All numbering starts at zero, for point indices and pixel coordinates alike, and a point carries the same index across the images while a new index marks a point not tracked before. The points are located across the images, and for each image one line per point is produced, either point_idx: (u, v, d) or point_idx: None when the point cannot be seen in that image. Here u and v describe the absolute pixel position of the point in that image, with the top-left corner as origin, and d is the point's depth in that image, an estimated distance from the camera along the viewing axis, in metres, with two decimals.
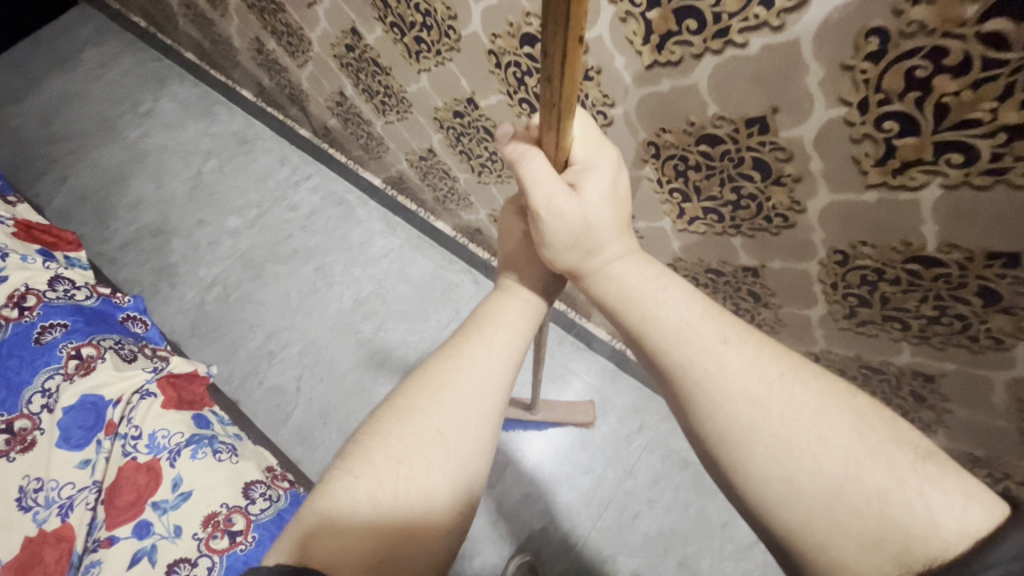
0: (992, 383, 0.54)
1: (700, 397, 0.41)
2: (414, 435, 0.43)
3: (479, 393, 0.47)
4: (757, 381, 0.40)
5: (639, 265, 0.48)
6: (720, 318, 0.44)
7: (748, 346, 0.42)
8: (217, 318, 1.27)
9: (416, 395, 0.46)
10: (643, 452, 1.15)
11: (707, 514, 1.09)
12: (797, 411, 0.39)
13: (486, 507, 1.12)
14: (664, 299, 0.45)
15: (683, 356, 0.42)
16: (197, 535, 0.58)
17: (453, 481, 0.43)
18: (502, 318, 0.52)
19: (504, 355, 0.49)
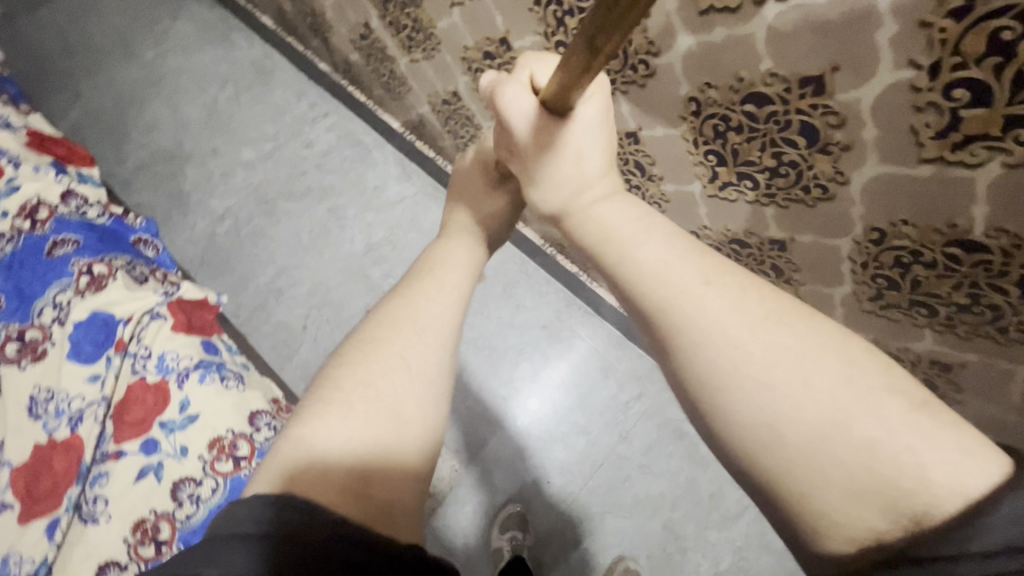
0: (1013, 376, 0.53)
1: (680, 341, 0.38)
2: (374, 364, 0.43)
3: (435, 327, 0.47)
4: (739, 324, 0.37)
5: (624, 204, 0.46)
6: (699, 255, 0.40)
7: (728, 286, 0.38)
8: (227, 250, 1.26)
9: (377, 327, 0.46)
10: (640, 419, 1.16)
11: (697, 484, 1.12)
12: (778, 356, 0.36)
13: (481, 457, 1.15)
14: (641, 243, 0.42)
15: (659, 299, 0.39)
16: (202, 455, 0.64)
17: (420, 404, 0.43)
18: (451, 259, 0.52)
19: (454, 293, 0.49)
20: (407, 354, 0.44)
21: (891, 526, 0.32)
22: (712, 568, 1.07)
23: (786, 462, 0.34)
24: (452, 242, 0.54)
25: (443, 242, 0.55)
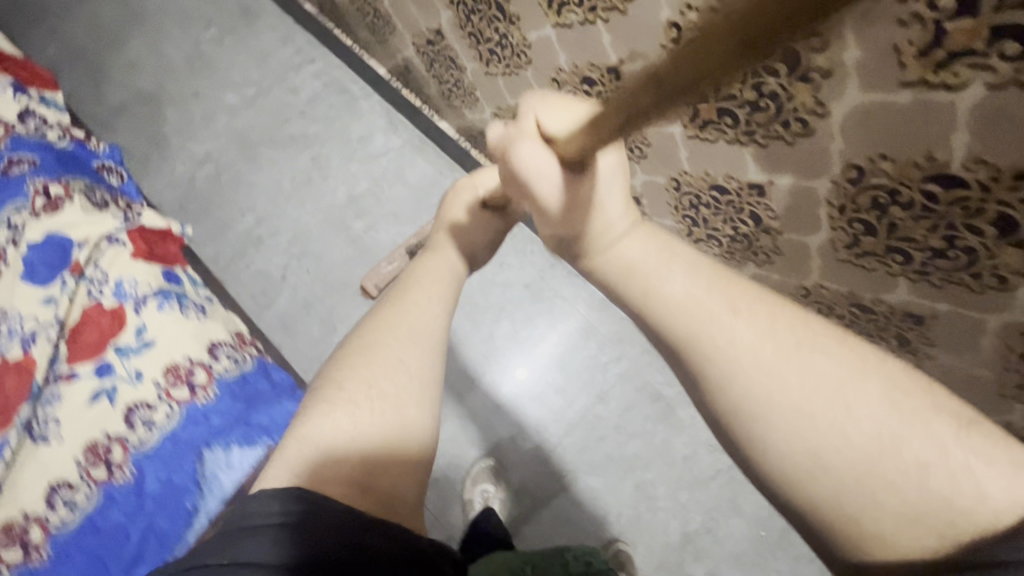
0: (984, 328, 0.50)
1: (715, 373, 0.38)
2: (376, 367, 0.46)
3: (426, 329, 0.50)
4: (772, 353, 0.37)
5: (644, 239, 0.43)
6: (725, 283, 0.40)
7: (760, 316, 0.38)
8: (207, 196, 1.24)
9: (369, 331, 0.50)
10: (618, 381, 1.16)
11: (671, 446, 1.12)
12: (819, 384, 0.36)
13: (458, 411, 1.14)
14: (668, 272, 0.40)
15: (692, 331, 0.38)
16: (157, 381, 0.68)
17: (420, 404, 0.47)
18: (440, 271, 0.56)
19: (439, 300, 0.53)
20: (396, 353, 0.47)
21: (941, 542, 0.34)
22: (680, 528, 1.09)
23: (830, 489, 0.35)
24: (438, 258, 0.59)
25: (430, 255, 0.59)
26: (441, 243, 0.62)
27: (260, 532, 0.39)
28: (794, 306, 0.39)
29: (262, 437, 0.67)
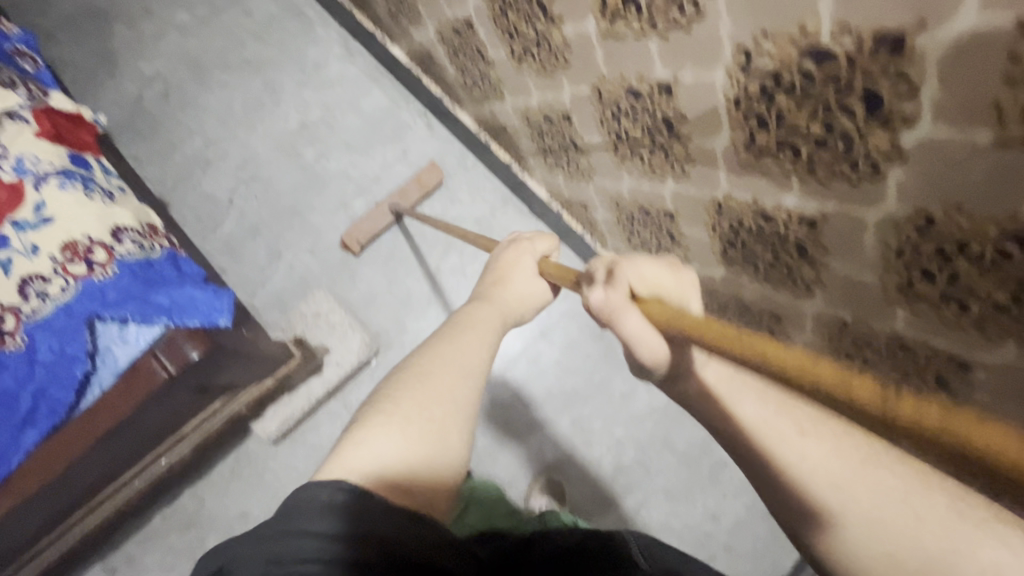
0: (865, 224, 0.50)
1: (789, 485, 0.41)
2: (427, 389, 0.47)
3: (469, 355, 0.51)
4: (843, 471, 0.40)
5: (721, 363, 0.46)
6: (791, 404, 0.43)
7: (820, 431, 0.42)
8: (155, 116, 1.21)
9: (422, 357, 0.50)
10: (562, 319, 1.19)
11: (610, 384, 1.15)
12: (880, 495, 0.39)
13: (400, 340, 1.14)
14: (741, 397, 0.44)
15: (769, 446, 0.42)
16: (54, 257, 0.58)
17: (463, 433, 0.47)
18: (480, 315, 0.57)
19: (486, 333, 0.55)
20: (444, 385, 0.48)
21: None
22: (614, 461, 1.12)
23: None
24: (481, 302, 0.59)
25: (473, 304, 0.59)
26: (486, 289, 0.62)
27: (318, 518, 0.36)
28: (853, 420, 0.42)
29: (162, 317, 0.57)
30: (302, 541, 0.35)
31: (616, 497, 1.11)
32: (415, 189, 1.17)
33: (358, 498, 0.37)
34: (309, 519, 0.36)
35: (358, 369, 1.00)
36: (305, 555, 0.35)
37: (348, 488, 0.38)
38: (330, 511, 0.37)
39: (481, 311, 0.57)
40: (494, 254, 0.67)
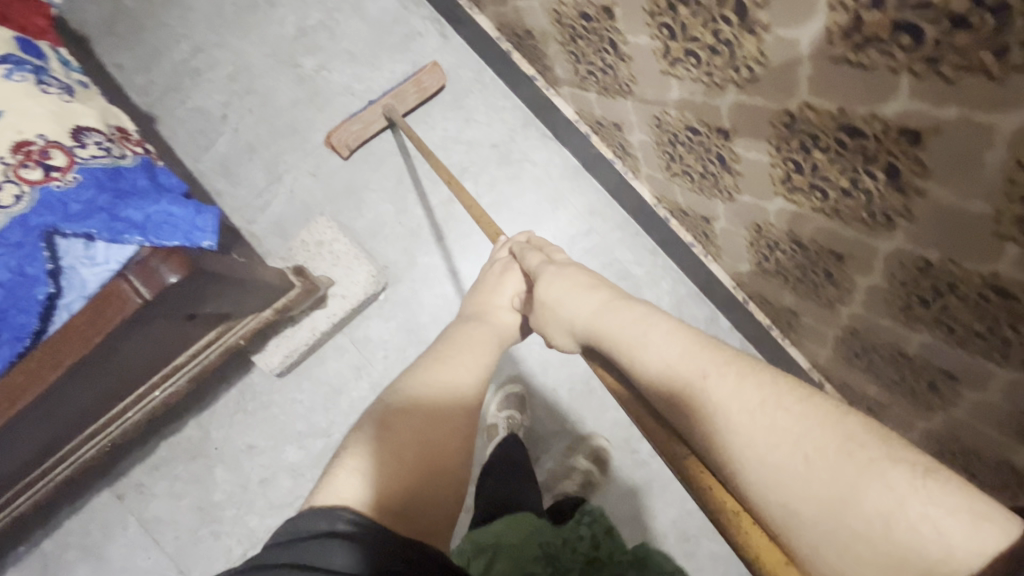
0: (994, 137, 0.40)
1: (693, 432, 0.43)
2: (422, 409, 0.54)
3: (460, 374, 0.58)
4: (738, 411, 0.40)
5: (629, 320, 0.51)
6: (713, 351, 0.44)
7: (728, 374, 0.42)
8: (137, 16, 1.08)
9: (427, 376, 0.57)
10: (584, 256, 1.08)
11: None
12: (777, 435, 0.38)
13: (410, 274, 1.06)
14: (648, 344, 0.47)
15: (672, 393, 0.44)
16: (4, 158, 0.49)
17: (457, 451, 0.54)
18: (480, 336, 0.64)
19: (480, 354, 0.62)
20: (440, 408, 0.54)
21: None
22: None
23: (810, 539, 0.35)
24: (482, 324, 0.66)
25: (474, 322, 0.67)
26: (482, 309, 0.68)
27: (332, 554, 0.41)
28: (747, 367, 0.42)
29: (135, 235, 0.49)
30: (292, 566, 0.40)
31: (634, 443, 1.07)
32: (413, 93, 1.05)
33: (357, 534, 0.43)
34: (306, 551, 0.41)
35: (365, 303, 0.93)
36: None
37: (347, 522, 0.44)
38: (326, 544, 0.41)
39: (481, 328, 0.66)
40: (498, 268, 0.73)
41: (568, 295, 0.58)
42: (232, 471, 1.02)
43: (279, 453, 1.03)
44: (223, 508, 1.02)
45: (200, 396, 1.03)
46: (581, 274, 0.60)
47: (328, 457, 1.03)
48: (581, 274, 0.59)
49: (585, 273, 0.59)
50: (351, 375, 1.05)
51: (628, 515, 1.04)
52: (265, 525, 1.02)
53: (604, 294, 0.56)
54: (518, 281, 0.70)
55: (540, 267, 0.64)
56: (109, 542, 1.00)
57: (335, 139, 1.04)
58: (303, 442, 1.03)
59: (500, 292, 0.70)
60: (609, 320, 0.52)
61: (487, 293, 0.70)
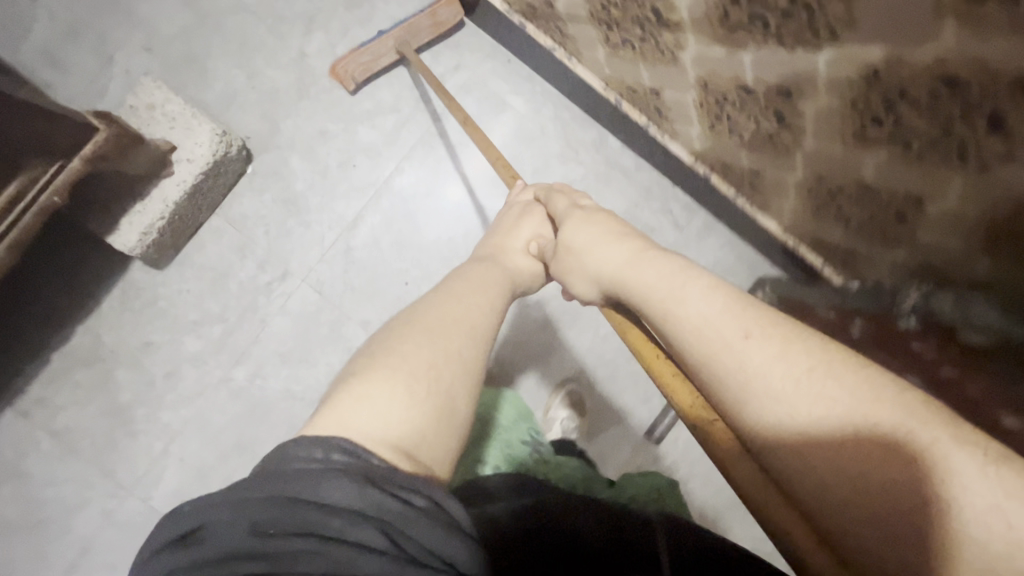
0: None
1: (726, 402, 0.40)
2: (429, 341, 0.52)
3: (469, 315, 0.57)
4: (785, 381, 0.37)
5: (662, 270, 0.49)
6: (755, 310, 0.41)
7: (775, 342, 0.39)
8: None
9: (433, 310, 0.56)
10: (458, 94, 1.03)
11: (521, 158, 1.04)
12: (834, 417, 0.35)
13: (277, 142, 1.00)
14: (687, 293, 0.45)
15: (708, 352, 0.41)
16: None
17: (461, 392, 0.52)
18: (490, 278, 0.65)
19: (491, 299, 0.62)
20: (452, 339, 0.54)
21: None
22: None
23: (851, 528, 0.34)
24: (488, 266, 0.68)
25: (484, 265, 0.68)
26: (493, 254, 0.71)
27: (326, 484, 0.40)
28: (814, 337, 0.38)
29: None
30: (296, 507, 0.39)
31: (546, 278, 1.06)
32: (426, 28, 0.98)
33: (350, 465, 0.42)
34: (306, 484, 0.40)
35: (216, 166, 0.89)
36: (305, 521, 0.38)
37: (344, 450, 0.43)
38: (326, 477, 0.40)
39: (493, 269, 0.67)
40: (509, 212, 0.78)
41: (592, 244, 0.58)
42: (134, 371, 1.00)
43: (178, 346, 1.01)
44: (133, 408, 1.00)
45: (82, 303, 0.99)
46: (606, 225, 0.60)
47: (230, 341, 1.01)
48: (606, 218, 0.61)
49: (613, 222, 0.60)
50: (235, 256, 1.01)
51: (543, 346, 1.04)
52: (181, 419, 1.01)
53: (632, 245, 0.55)
54: (536, 226, 0.74)
55: (567, 212, 0.67)
56: (24, 461, 0.99)
57: (338, 69, 0.96)
58: (200, 331, 1.01)
59: (516, 235, 0.74)
60: (636, 275, 0.51)
61: (503, 237, 0.74)
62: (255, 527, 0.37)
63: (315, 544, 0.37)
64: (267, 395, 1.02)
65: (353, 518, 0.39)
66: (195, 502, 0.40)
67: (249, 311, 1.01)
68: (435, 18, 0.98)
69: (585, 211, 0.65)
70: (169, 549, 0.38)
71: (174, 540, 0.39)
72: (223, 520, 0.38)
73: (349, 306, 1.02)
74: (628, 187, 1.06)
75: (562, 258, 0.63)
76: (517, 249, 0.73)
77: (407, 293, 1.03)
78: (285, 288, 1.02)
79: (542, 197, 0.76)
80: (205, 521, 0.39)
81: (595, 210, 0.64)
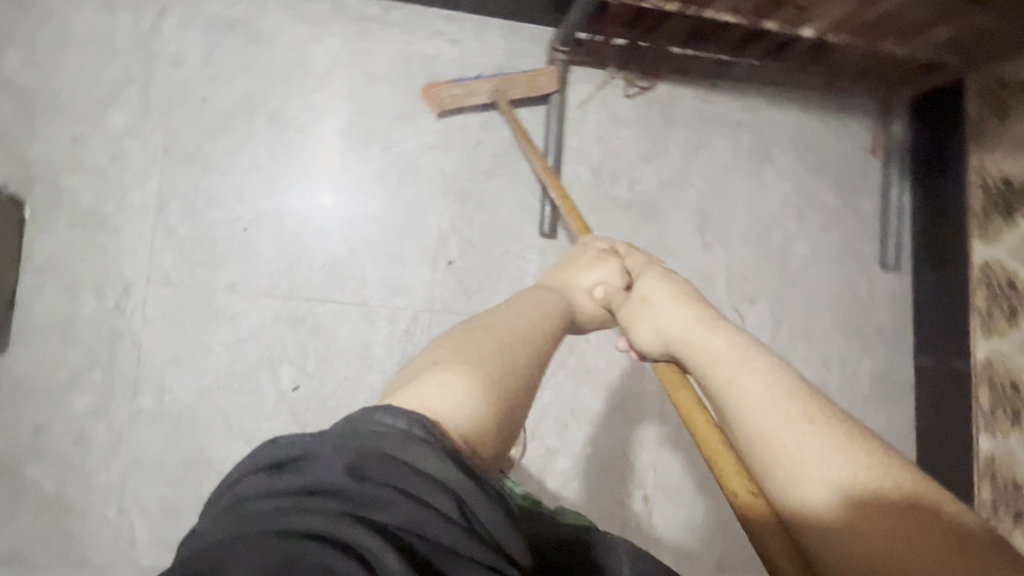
0: None
1: (770, 462, 0.48)
2: (504, 351, 0.55)
3: (539, 331, 0.61)
4: (835, 464, 0.45)
5: (728, 350, 0.56)
6: (819, 407, 0.49)
7: (824, 427, 0.47)
8: None
9: (503, 318, 0.61)
10: (180, 34, 0.99)
11: (275, 60, 1.02)
12: (863, 502, 0.43)
13: (37, 172, 0.95)
14: (752, 372, 0.52)
15: (765, 425, 0.49)
16: None
17: (519, 398, 0.54)
18: (550, 291, 0.72)
19: (554, 314, 0.67)
20: (516, 343, 0.57)
21: None
22: (334, 120, 1.04)
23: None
24: (547, 288, 0.73)
25: (544, 283, 0.74)
26: (563, 275, 0.77)
27: (421, 452, 0.39)
28: (866, 443, 0.46)
29: None
30: (390, 461, 0.38)
31: (367, 151, 1.05)
32: (523, 85, 1.06)
33: (438, 441, 0.41)
34: (398, 442, 0.39)
35: None
36: (395, 475, 0.37)
37: (424, 426, 0.42)
38: (411, 443, 0.40)
39: (556, 291, 0.72)
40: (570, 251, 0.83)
41: (666, 300, 0.67)
42: (42, 459, 0.94)
43: (68, 411, 0.95)
44: (66, 493, 0.95)
45: None
46: (677, 290, 0.68)
47: (116, 377, 0.97)
48: (679, 281, 0.71)
49: (689, 289, 0.69)
50: (68, 298, 0.95)
51: (405, 212, 1.06)
52: (120, 474, 0.96)
53: (699, 313, 0.64)
54: (607, 271, 0.76)
55: (643, 266, 0.77)
56: None
57: (432, 94, 1.04)
58: (81, 384, 0.96)
59: (584, 273, 0.77)
60: (701, 346, 0.60)
61: (568, 265, 0.79)
62: (348, 467, 0.37)
63: (402, 497, 0.36)
64: (185, 403, 0.98)
65: (434, 483, 0.38)
66: (293, 438, 0.40)
67: (115, 339, 0.97)
68: (535, 85, 1.07)
69: (662, 272, 0.73)
70: (263, 473, 0.38)
71: (267, 465, 0.38)
72: (322, 456, 0.38)
73: (205, 279, 1.00)
74: (386, 31, 1.06)
75: (632, 304, 0.71)
76: (583, 287, 0.76)
77: (250, 237, 1.01)
78: (135, 298, 0.97)
79: (613, 251, 0.81)
80: (304, 455, 0.38)
81: (670, 272, 0.74)
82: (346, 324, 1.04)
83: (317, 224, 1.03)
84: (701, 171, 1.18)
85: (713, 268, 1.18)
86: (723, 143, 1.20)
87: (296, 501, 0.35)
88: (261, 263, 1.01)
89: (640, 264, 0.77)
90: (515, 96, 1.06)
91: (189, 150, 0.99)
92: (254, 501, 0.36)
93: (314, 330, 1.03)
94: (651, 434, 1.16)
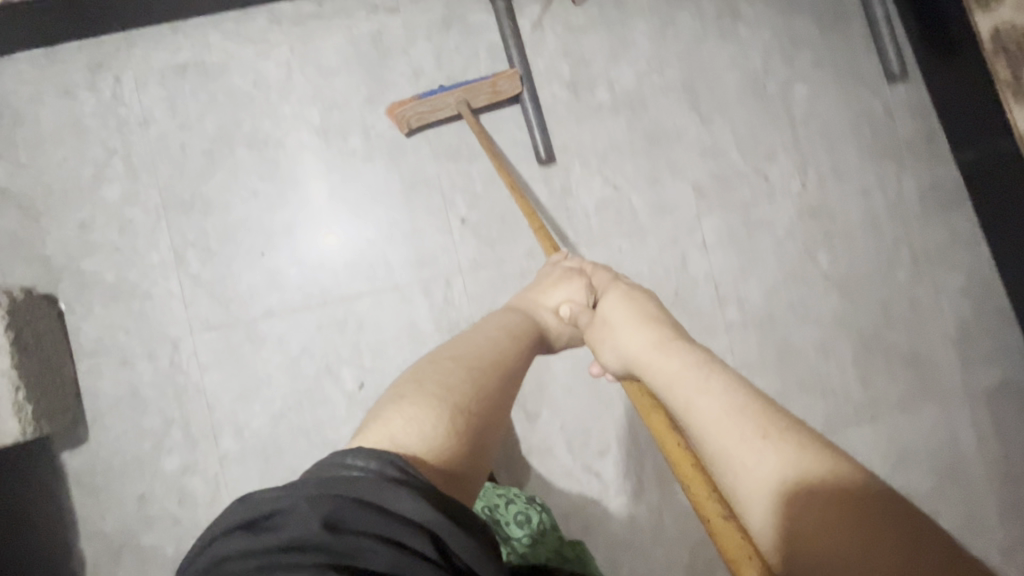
0: None
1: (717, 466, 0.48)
2: (470, 383, 0.57)
3: (500, 362, 0.62)
4: (768, 455, 0.44)
5: (678, 361, 0.58)
6: (758, 405, 0.48)
7: (771, 428, 0.46)
8: None
9: (463, 350, 0.62)
10: (140, 94, 1.01)
11: (234, 88, 1.03)
12: (790, 479, 0.42)
13: (60, 265, 0.98)
14: (693, 381, 0.53)
15: (705, 429, 0.49)
16: None
17: (489, 431, 0.55)
18: (508, 315, 0.74)
19: (516, 339, 0.68)
20: (478, 377, 0.58)
21: None
22: (307, 123, 1.05)
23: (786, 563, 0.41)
24: (512, 312, 0.75)
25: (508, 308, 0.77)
26: (531, 301, 0.80)
27: (389, 508, 0.42)
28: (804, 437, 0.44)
29: None
30: (364, 508, 0.42)
31: (347, 141, 1.05)
32: (485, 92, 1.04)
33: (409, 479, 0.45)
34: (370, 488, 0.43)
35: (25, 308, 0.90)
36: (365, 520, 0.41)
37: (396, 467, 0.45)
38: (385, 487, 0.44)
39: (521, 313, 0.75)
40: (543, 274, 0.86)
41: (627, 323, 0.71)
42: (155, 526, 0.97)
43: (163, 474, 0.98)
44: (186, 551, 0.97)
45: (61, 524, 0.96)
46: (639, 311, 0.70)
47: (193, 429, 0.99)
48: (641, 299, 0.73)
49: (650, 308, 0.72)
50: (127, 370, 0.98)
51: (404, 186, 1.06)
52: None
53: (653, 334, 0.65)
54: (570, 289, 0.80)
55: (607, 285, 0.79)
56: None
57: (399, 117, 1.01)
58: (166, 446, 0.98)
59: (548, 294, 0.81)
60: (659, 364, 0.59)
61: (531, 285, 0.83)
62: (325, 520, 0.40)
63: (374, 544, 0.40)
64: (264, 434, 1.00)
65: (406, 524, 0.41)
66: (266, 493, 0.43)
67: (181, 394, 0.99)
68: (496, 88, 1.03)
69: (626, 291, 0.76)
70: (238, 535, 0.41)
71: (246, 523, 0.42)
72: (299, 510, 0.41)
73: (243, 312, 1.01)
74: (326, 23, 1.06)
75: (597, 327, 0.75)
76: (550, 306, 0.80)
77: (268, 259, 1.02)
78: (186, 352, 1.00)
79: (580, 269, 0.83)
80: (281, 510, 0.42)
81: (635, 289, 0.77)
82: (386, 310, 1.04)
83: (324, 227, 1.04)
84: (675, 50, 1.15)
85: (720, 139, 1.15)
86: (688, 15, 1.16)
87: (272, 558, 0.38)
88: (287, 280, 1.03)
89: (605, 282, 0.80)
90: (479, 105, 1.05)
91: (186, 197, 1.01)
92: (237, 562, 0.39)
93: (358, 326, 1.03)
94: (716, 320, 1.13)
